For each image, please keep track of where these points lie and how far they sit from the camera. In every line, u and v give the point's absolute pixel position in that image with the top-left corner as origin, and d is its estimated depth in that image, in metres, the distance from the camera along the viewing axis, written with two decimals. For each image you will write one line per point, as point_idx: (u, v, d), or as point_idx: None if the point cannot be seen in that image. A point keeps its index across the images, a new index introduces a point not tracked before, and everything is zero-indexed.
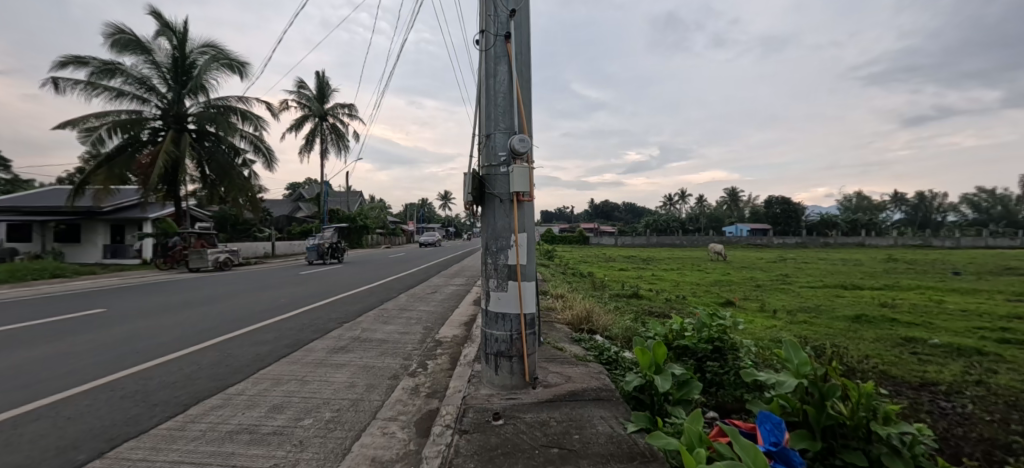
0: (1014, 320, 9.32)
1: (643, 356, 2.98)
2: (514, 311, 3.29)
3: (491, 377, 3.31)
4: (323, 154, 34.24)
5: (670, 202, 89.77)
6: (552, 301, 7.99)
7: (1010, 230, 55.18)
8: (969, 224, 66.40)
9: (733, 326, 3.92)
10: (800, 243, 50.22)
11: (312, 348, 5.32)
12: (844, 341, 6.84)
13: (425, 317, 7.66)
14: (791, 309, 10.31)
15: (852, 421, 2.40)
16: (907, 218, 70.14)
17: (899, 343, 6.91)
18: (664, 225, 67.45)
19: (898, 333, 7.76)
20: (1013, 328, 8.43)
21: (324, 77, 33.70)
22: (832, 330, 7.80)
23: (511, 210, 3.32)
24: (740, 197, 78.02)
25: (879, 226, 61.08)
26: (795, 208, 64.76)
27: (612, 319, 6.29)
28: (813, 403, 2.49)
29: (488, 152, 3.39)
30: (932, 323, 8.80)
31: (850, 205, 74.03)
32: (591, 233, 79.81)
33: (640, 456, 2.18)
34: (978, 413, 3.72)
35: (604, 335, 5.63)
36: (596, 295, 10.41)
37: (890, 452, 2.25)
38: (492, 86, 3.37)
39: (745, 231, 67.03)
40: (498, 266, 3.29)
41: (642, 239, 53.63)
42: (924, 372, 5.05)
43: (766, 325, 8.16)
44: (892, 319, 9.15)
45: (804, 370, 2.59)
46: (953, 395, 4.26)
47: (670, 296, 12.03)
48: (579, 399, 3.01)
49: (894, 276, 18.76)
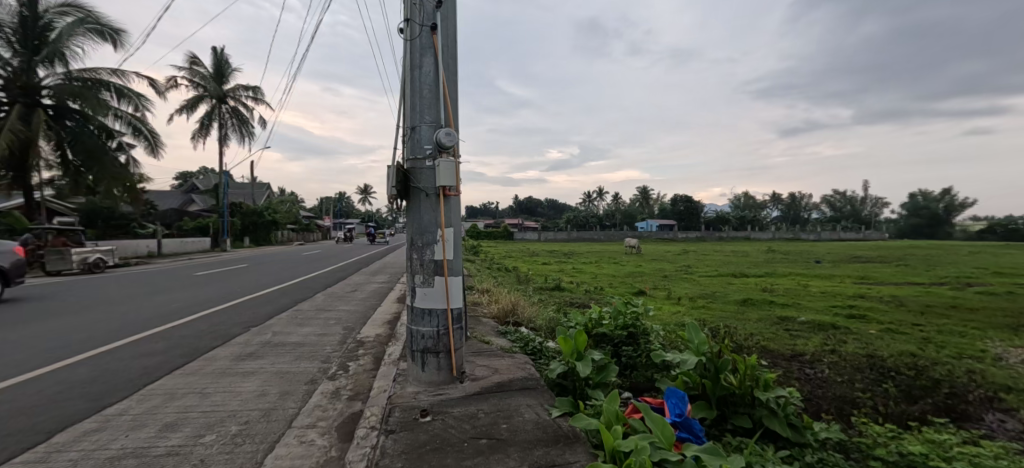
0: (859, 299, 11.33)
1: (566, 344, 3.17)
2: (440, 306, 3.25)
3: (418, 375, 3.26)
4: (222, 141, 30.80)
5: (589, 199, 94.86)
6: (477, 296, 8.05)
7: (854, 227, 66.63)
8: (828, 221, 78.80)
9: (645, 312, 4.26)
10: (700, 237, 55.63)
11: (213, 357, 4.79)
12: (735, 322, 7.81)
13: (345, 316, 7.29)
14: (692, 295, 11.52)
15: (739, 390, 2.78)
16: (783, 215, 81.52)
17: (776, 322, 8.08)
18: (583, 220, 71.34)
19: (775, 313, 9.07)
20: (857, 305, 10.26)
21: (222, 54, 30.19)
22: (725, 313, 8.91)
23: (437, 204, 3.26)
24: (651, 196, 84.45)
25: (761, 222, 69.97)
26: (696, 206, 71.88)
27: (535, 310, 6.53)
28: (710, 377, 2.85)
29: (412, 145, 3.30)
30: (801, 304, 10.40)
31: (739, 203, 84.31)
32: (515, 228, 81.11)
33: (564, 438, 2.31)
34: (832, 376, 4.46)
35: (528, 327, 5.80)
36: (520, 289, 10.71)
37: (769, 414, 2.68)
38: (417, 78, 3.29)
39: (654, 226, 72.97)
40: (424, 262, 3.25)
41: (564, 234, 56.11)
42: (794, 345, 5.97)
43: (672, 310, 9.05)
44: (771, 301, 10.68)
45: (702, 349, 2.91)
46: (815, 362, 5.08)
47: (588, 287, 12.73)
48: (506, 390, 3.09)
49: (773, 265, 21.72)
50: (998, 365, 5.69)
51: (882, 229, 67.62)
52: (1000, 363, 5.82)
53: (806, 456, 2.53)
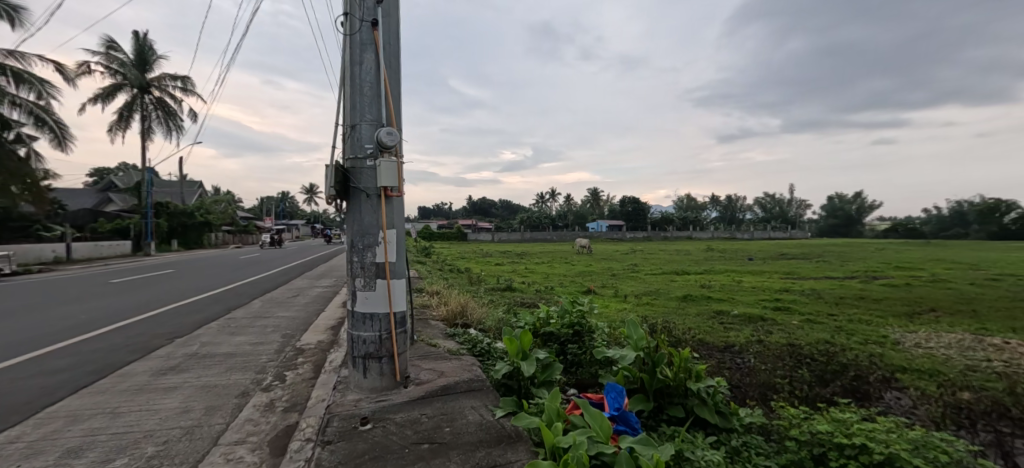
0: (785, 292, 12.37)
1: (511, 344, 3.19)
2: (382, 310, 3.16)
3: (359, 381, 3.15)
4: (144, 134, 28.11)
5: (541, 200, 96.29)
6: (427, 298, 7.90)
7: (782, 227, 72.61)
8: (760, 221, 85.20)
9: (590, 310, 4.38)
10: (646, 237, 58.12)
11: (130, 372, 4.35)
12: (675, 317, 8.26)
13: (284, 323, 6.90)
14: (637, 292, 12.04)
15: (674, 382, 2.93)
16: (720, 215, 87.07)
17: (712, 315, 8.65)
18: (536, 221, 72.37)
19: (711, 307, 9.70)
20: (783, 298, 11.19)
21: (145, 40, 27.59)
22: (668, 309, 9.39)
23: (378, 205, 3.16)
24: (601, 197, 87.21)
25: (702, 223, 74.34)
26: (642, 207, 75.04)
27: (485, 311, 6.52)
28: (647, 370, 2.99)
29: (352, 144, 3.17)
30: (734, 298, 11.18)
31: (682, 204, 89.10)
32: (468, 228, 80.61)
33: (506, 438, 2.33)
34: (757, 364, 4.83)
35: (477, 328, 5.78)
36: (472, 290, 10.65)
37: (700, 403, 2.86)
38: (357, 74, 3.18)
39: (604, 226, 75.36)
40: (365, 265, 3.14)
41: (517, 234, 56.54)
42: (727, 337, 6.41)
43: (618, 307, 9.41)
44: (708, 296, 11.40)
45: (641, 344, 3.05)
46: (743, 352, 5.48)
47: (539, 287, 12.90)
48: (450, 393, 3.06)
49: (711, 263, 23.16)
50: (896, 348, 6.44)
51: (805, 229, 74.09)
52: (897, 346, 6.60)
53: (732, 441, 2.74)
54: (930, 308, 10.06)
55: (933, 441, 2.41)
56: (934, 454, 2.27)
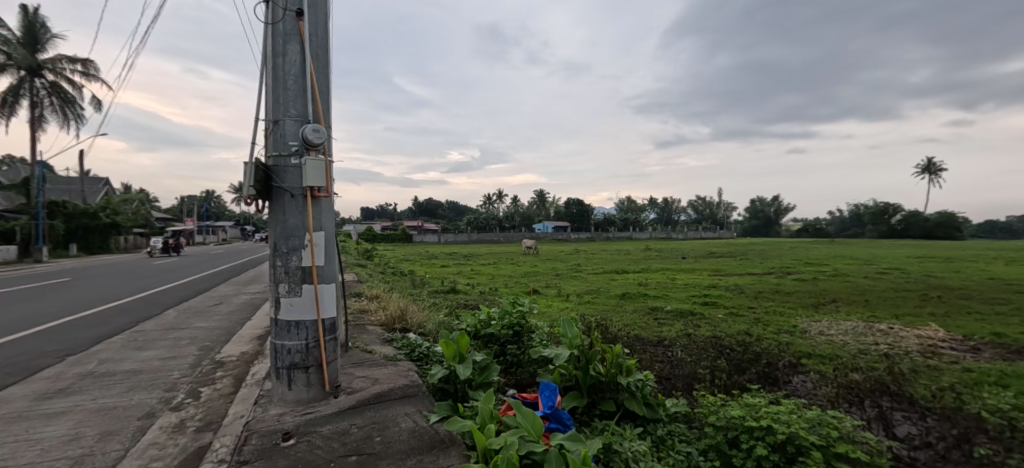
0: (712, 288, 13.33)
1: (448, 347, 3.15)
2: (309, 318, 2.98)
3: (283, 394, 2.95)
4: (34, 123, 24.57)
5: (488, 201, 96.32)
6: (364, 303, 7.59)
7: (712, 227, 78.13)
8: (692, 222, 91.10)
9: (530, 310, 4.44)
10: (590, 238, 60.04)
11: (5, 398, 3.77)
12: (613, 314, 8.60)
13: (203, 334, 6.33)
14: (579, 292, 12.39)
15: (606, 377, 3.06)
16: (658, 217, 91.99)
17: (647, 312, 9.11)
18: (483, 222, 72.26)
19: (647, 304, 10.22)
20: (710, 294, 12.04)
21: (35, 15, 24.13)
22: (607, 307, 9.76)
23: (304, 206, 2.98)
24: (546, 199, 88.94)
25: (640, 223, 78.18)
26: (586, 208, 77.41)
27: (425, 315, 6.39)
28: (581, 367, 3.09)
29: (275, 140, 2.96)
30: (668, 295, 11.84)
31: (622, 206, 93.10)
32: (413, 230, 78.79)
33: (439, 444, 2.29)
34: (685, 357, 5.15)
35: (417, 332, 5.65)
36: (415, 293, 10.39)
37: (630, 396, 3.00)
38: (281, 67, 2.98)
39: (550, 227, 76.87)
40: (289, 269, 2.94)
41: (464, 235, 56.13)
42: (659, 332, 6.77)
43: (561, 307, 9.62)
44: (645, 294, 11.98)
45: (575, 342, 3.15)
46: (673, 346, 5.83)
47: (484, 289, 12.88)
48: (384, 400, 2.96)
49: (648, 261, 24.39)
50: (803, 336, 7.17)
51: (732, 229, 80.26)
52: (804, 334, 7.34)
53: (657, 431, 2.91)
54: (832, 300, 11.32)
55: (826, 419, 2.70)
56: (827, 431, 2.54)
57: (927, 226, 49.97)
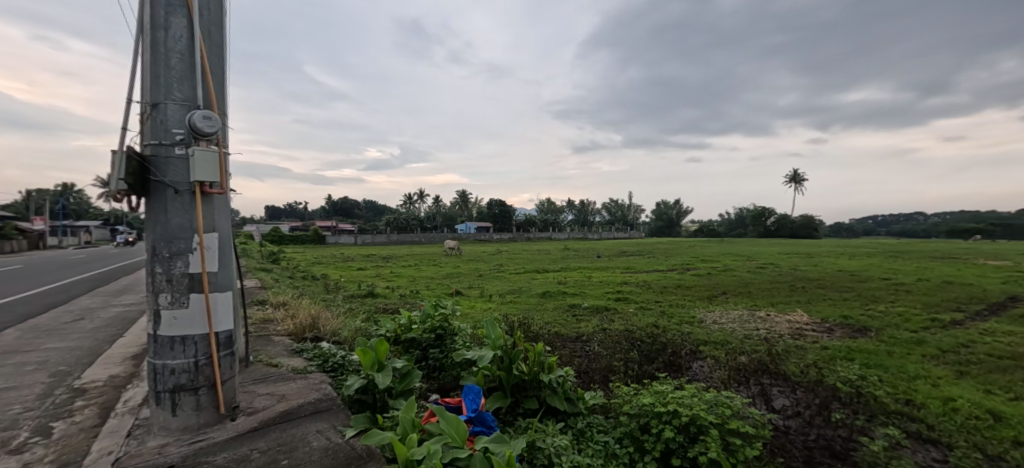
0: (624, 284, 14.31)
1: (365, 356, 2.97)
2: (199, 332, 2.61)
3: (165, 421, 2.55)
4: None
5: (409, 201, 93.53)
6: (268, 311, 6.91)
7: (623, 228, 83.93)
8: (606, 223, 96.99)
9: (453, 312, 4.37)
10: (512, 238, 61.11)
11: None
12: (534, 313, 8.84)
13: (57, 357, 5.27)
14: (501, 292, 12.54)
15: (529, 376, 3.12)
16: (575, 218, 96.43)
17: (566, 309, 9.51)
18: (403, 223, 70.00)
19: (566, 302, 10.67)
20: (622, 289, 12.91)
21: None
22: (528, 306, 10.00)
23: (192, 204, 2.60)
24: (468, 199, 88.78)
25: (559, 224, 81.42)
26: (508, 209, 78.57)
27: (340, 322, 5.98)
28: (504, 367, 3.12)
29: (153, 126, 2.54)
30: (585, 292, 12.46)
31: (542, 207, 96.18)
32: (326, 230, 73.72)
33: (356, 461, 2.15)
34: (601, 351, 5.44)
35: (331, 341, 5.27)
36: (328, 299, 9.69)
37: (552, 393, 3.10)
38: (162, 41, 2.56)
39: (472, 228, 76.63)
40: (173, 277, 2.55)
41: (382, 236, 53.83)
42: (578, 329, 7.09)
43: (484, 307, 9.65)
44: (563, 292, 12.48)
45: (498, 343, 3.17)
46: (590, 341, 6.14)
47: (404, 291, 12.43)
48: (292, 418, 2.70)
49: (566, 261, 25.47)
50: (700, 326, 7.98)
51: (640, 230, 86.87)
52: (701, 324, 8.18)
53: (576, 424, 3.04)
54: (723, 292, 12.78)
55: (723, 399, 3.00)
56: (722, 409, 2.83)
57: (794, 227, 58.65)
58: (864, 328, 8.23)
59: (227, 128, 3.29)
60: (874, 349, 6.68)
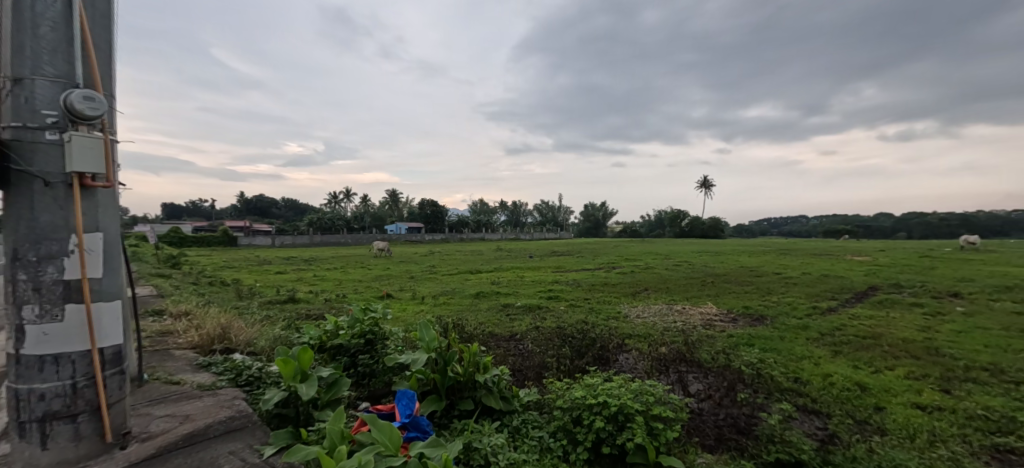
0: (555, 283, 14.76)
1: (286, 366, 2.74)
2: (77, 349, 2.24)
3: (33, 457, 2.16)
4: None
5: (334, 200, 88.41)
6: (167, 322, 6.12)
7: (554, 229, 86.53)
8: (538, 224, 99.33)
9: (384, 316, 4.19)
10: (444, 239, 60.30)
11: None
12: (468, 314, 8.79)
13: None
14: (434, 293, 12.31)
15: (464, 377, 3.10)
16: (508, 218, 97.54)
17: (499, 309, 9.57)
18: (328, 223, 66.04)
19: (500, 301, 10.75)
20: (553, 288, 13.30)
21: None
22: (461, 307, 9.92)
23: (67, 199, 2.22)
24: (399, 199, 86.08)
25: (492, 225, 81.86)
26: (440, 209, 77.32)
27: (255, 330, 5.47)
28: (438, 370, 3.06)
29: (13, 105, 2.13)
30: (517, 291, 12.65)
31: (476, 208, 96.07)
32: (239, 231, 67.22)
33: None
34: (534, 349, 5.54)
35: (245, 352, 4.79)
36: (240, 306, 8.80)
37: (487, 393, 3.10)
38: (27, 4, 2.15)
39: (403, 229, 74.32)
40: (41, 285, 2.15)
41: (304, 238, 50.28)
42: (511, 327, 7.18)
43: (416, 309, 9.40)
44: (497, 292, 12.56)
45: (432, 345, 3.11)
46: (524, 339, 6.25)
47: (329, 296, 11.70)
48: (199, 441, 2.42)
49: (499, 261, 25.67)
50: (625, 320, 8.47)
51: (570, 230, 90.12)
52: (626, 319, 8.69)
53: (511, 421, 3.06)
54: (645, 288, 13.68)
55: (646, 388, 3.20)
56: (646, 397, 3.02)
57: (705, 227, 64.53)
58: (762, 317, 9.28)
59: (116, 112, 2.87)
60: (770, 335, 7.55)
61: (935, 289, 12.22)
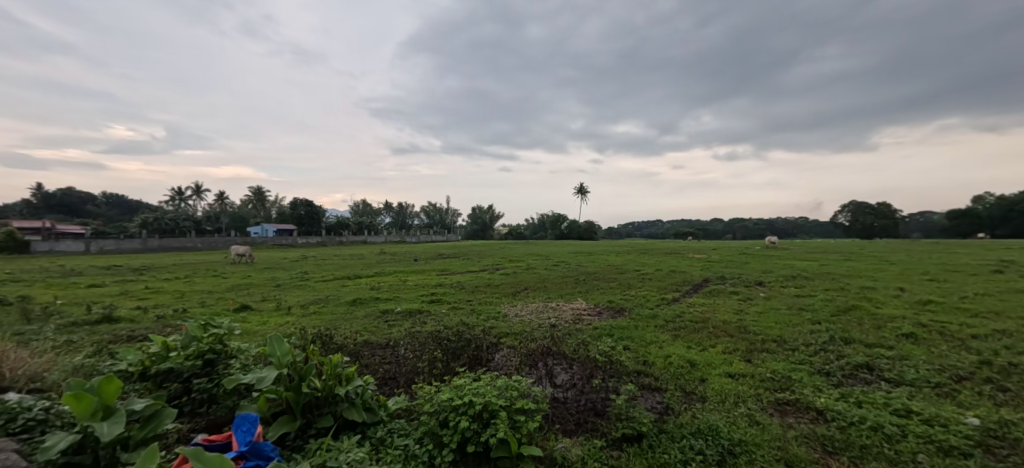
0: (439, 286, 14.63)
1: (81, 402, 2.26)
2: None
3: None
4: None
5: (177, 196, 74.45)
6: None
7: (441, 231, 85.59)
8: (424, 226, 97.22)
9: (230, 332, 3.69)
10: (320, 242, 55.29)
11: None
12: (342, 323, 8.21)
13: None
14: (304, 302, 11.17)
15: (323, 392, 2.89)
16: (392, 220, 93.57)
17: (377, 315, 9.12)
18: (169, 224, 55.36)
19: (379, 307, 10.25)
20: (437, 291, 13.16)
21: None
22: (335, 315, 9.19)
23: None
24: (264, 197, 76.31)
25: (375, 227, 77.63)
26: (315, 210, 70.60)
27: (46, 361, 4.31)
28: (292, 387, 2.81)
29: None
30: (399, 296, 12.22)
31: (356, 210, 90.11)
32: (31, 234, 52.18)
33: None
34: (410, 354, 5.44)
35: (27, 389, 3.74)
36: (26, 331, 6.83)
37: (348, 406, 2.94)
38: None
39: (269, 232, 65.96)
40: None
41: (134, 242, 41.23)
42: (388, 334, 6.92)
43: (280, 321, 8.44)
44: (376, 297, 11.95)
45: (285, 360, 2.84)
46: (399, 346, 6.08)
47: (165, 311, 9.76)
48: None
49: (381, 265, 24.51)
50: (503, 319, 8.80)
51: (457, 233, 90.15)
52: (505, 318, 9.02)
53: (376, 433, 2.95)
54: (524, 288, 14.40)
55: (512, 383, 3.37)
56: (511, 392, 3.17)
57: (580, 229, 70.37)
58: (622, 309, 10.52)
59: None
60: (626, 325, 8.59)
61: (746, 279, 15.22)
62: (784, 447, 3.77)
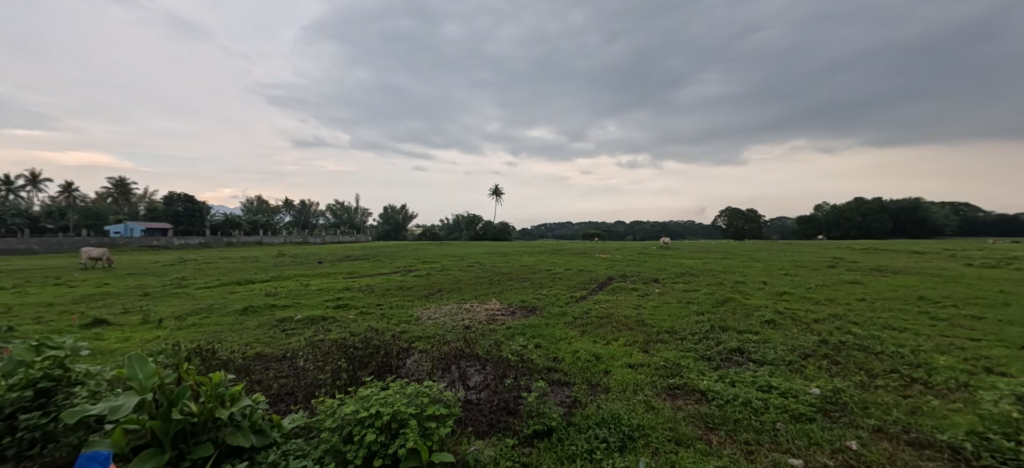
0: (346, 290, 13.72)
1: None
2: None
3: None
4: None
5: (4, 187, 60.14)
6: None
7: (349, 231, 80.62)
8: (330, 226, 90.79)
9: (75, 352, 3.04)
10: (204, 243, 48.72)
11: None
12: (229, 335, 7.30)
13: None
14: (180, 313, 9.69)
15: (200, 417, 2.52)
16: (293, 219, 85.85)
17: (273, 324, 8.26)
18: None
19: (275, 315, 9.29)
20: (343, 296, 12.33)
21: None
22: (220, 327, 8.12)
23: None
24: (129, 191, 65.04)
25: (273, 226, 70.57)
26: (198, 206, 62.00)
27: None
28: (160, 415, 2.40)
29: None
30: (299, 302, 11.22)
31: (249, 208, 81.06)
32: None
33: None
34: (310, 366, 5.02)
35: None
36: None
37: (232, 430, 2.60)
38: None
39: (136, 232, 56.37)
40: None
41: None
42: (285, 345, 6.32)
43: (148, 337, 7.21)
44: (272, 304, 10.82)
45: (150, 383, 2.42)
46: (297, 357, 5.58)
47: None
48: None
49: (279, 269, 22.33)
50: (415, 323, 8.54)
51: (367, 233, 85.69)
52: (417, 321, 8.77)
53: (267, 457, 2.65)
54: (438, 289, 14.13)
55: (422, 388, 3.26)
56: (421, 399, 3.06)
57: (495, 230, 71.26)
58: (533, 308, 10.85)
59: None
60: (537, 323, 8.87)
61: (644, 277, 16.68)
62: (674, 428, 4.17)
